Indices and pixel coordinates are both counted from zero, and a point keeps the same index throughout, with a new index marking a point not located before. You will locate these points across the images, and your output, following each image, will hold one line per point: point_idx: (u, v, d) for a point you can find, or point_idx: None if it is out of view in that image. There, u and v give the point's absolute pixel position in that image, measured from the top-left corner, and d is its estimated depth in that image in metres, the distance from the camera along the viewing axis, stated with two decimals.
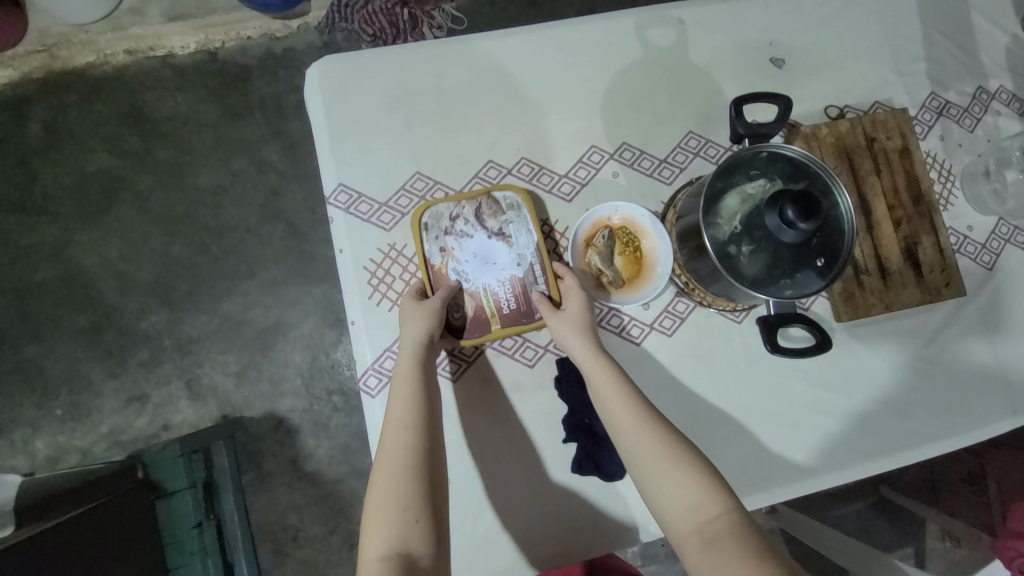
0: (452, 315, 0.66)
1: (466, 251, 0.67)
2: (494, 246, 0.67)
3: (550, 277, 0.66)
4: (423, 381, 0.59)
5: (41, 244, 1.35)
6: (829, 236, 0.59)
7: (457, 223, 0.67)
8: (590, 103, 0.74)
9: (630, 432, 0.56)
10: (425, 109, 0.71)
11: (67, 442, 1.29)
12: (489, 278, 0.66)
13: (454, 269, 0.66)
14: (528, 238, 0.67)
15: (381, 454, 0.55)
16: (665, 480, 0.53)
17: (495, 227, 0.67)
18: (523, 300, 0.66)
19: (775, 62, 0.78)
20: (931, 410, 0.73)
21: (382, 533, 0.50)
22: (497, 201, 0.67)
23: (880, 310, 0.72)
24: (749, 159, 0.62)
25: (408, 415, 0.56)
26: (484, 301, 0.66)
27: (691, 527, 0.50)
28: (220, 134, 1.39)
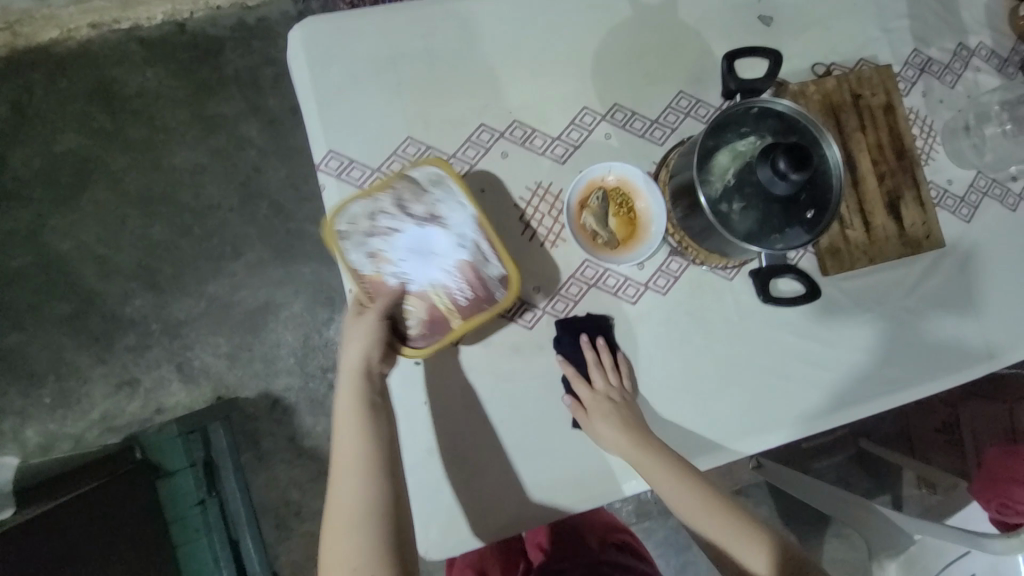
0: (401, 323, 0.65)
1: (397, 249, 0.65)
2: (429, 234, 0.65)
3: (499, 253, 0.64)
4: (368, 436, 0.59)
5: (14, 230, 1.30)
6: (819, 190, 0.60)
7: (378, 220, 0.65)
8: (581, 65, 0.73)
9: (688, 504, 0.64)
10: (413, 72, 0.70)
11: (58, 430, 1.28)
12: (434, 270, 0.65)
13: (391, 273, 0.65)
14: (462, 214, 0.65)
15: (333, 508, 0.57)
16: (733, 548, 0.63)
17: (422, 212, 0.65)
18: (477, 285, 0.65)
19: (764, 20, 0.77)
20: (911, 357, 0.76)
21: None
22: (417, 183, 0.65)
23: (864, 264, 0.74)
24: (739, 115, 0.62)
25: (357, 478, 0.58)
26: (438, 301, 0.65)
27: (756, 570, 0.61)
28: (196, 110, 1.34)
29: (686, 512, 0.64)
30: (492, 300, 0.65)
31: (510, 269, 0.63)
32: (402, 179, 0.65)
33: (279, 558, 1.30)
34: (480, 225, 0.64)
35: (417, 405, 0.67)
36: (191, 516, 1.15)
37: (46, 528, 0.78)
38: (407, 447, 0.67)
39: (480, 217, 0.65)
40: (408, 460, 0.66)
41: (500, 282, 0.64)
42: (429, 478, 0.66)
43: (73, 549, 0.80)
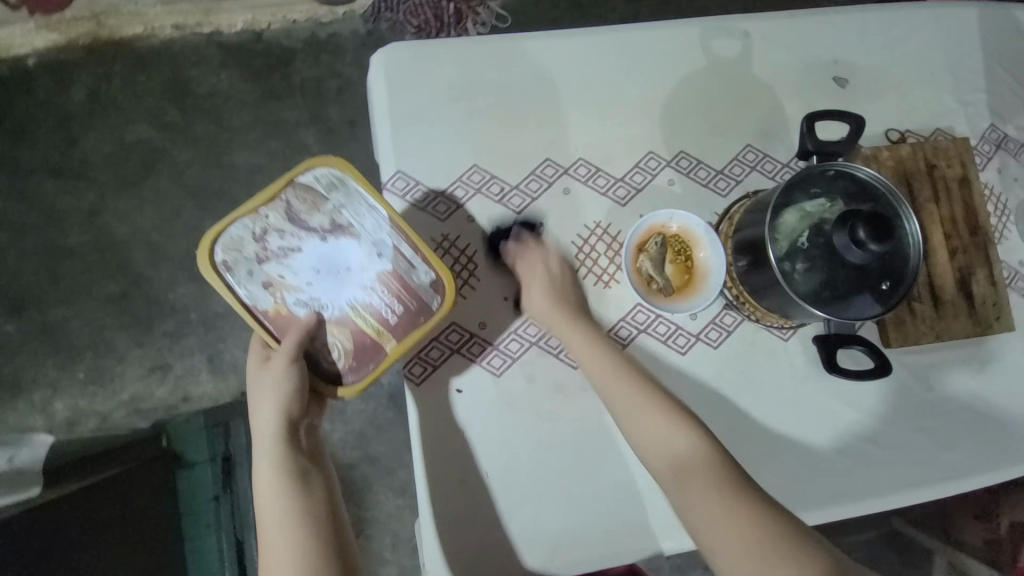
0: (318, 358, 0.60)
1: (299, 270, 0.60)
2: (336, 247, 0.61)
3: (425, 255, 0.61)
4: (299, 513, 0.53)
5: (77, 209, 1.36)
6: (893, 259, 0.58)
7: (269, 241, 0.60)
8: (651, 109, 0.73)
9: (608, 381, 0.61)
10: (485, 102, 0.71)
11: (87, 406, 1.31)
12: (350, 286, 0.61)
13: (297, 301, 0.60)
14: (372, 217, 0.61)
15: None
16: (652, 431, 0.58)
17: (323, 223, 0.61)
18: (407, 298, 0.61)
19: (839, 81, 0.77)
20: (976, 440, 0.72)
21: None
22: (308, 188, 0.61)
23: (929, 339, 0.71)
24: (812, 176, 0.61)
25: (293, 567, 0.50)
26: (362, 323, 0.60)
27: (666, 459, 0.57)
28: (260, 114, 1.40)
29: (626, 412, 0.60)
30: (429, 311, 0.61)
31: (440, 271, 0.60)
32: (290, 188, 0.61)
33: None
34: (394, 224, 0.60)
35: (457, 432, 0.66)
36: (205, 511, 1.12)
37: (55, 523, 0.76)
38: (439, 475, 0.65)
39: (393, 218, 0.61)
40: (438, 489, 0.65)
41: (432, 288, 0.61)
42: (458, 510, 0.64)
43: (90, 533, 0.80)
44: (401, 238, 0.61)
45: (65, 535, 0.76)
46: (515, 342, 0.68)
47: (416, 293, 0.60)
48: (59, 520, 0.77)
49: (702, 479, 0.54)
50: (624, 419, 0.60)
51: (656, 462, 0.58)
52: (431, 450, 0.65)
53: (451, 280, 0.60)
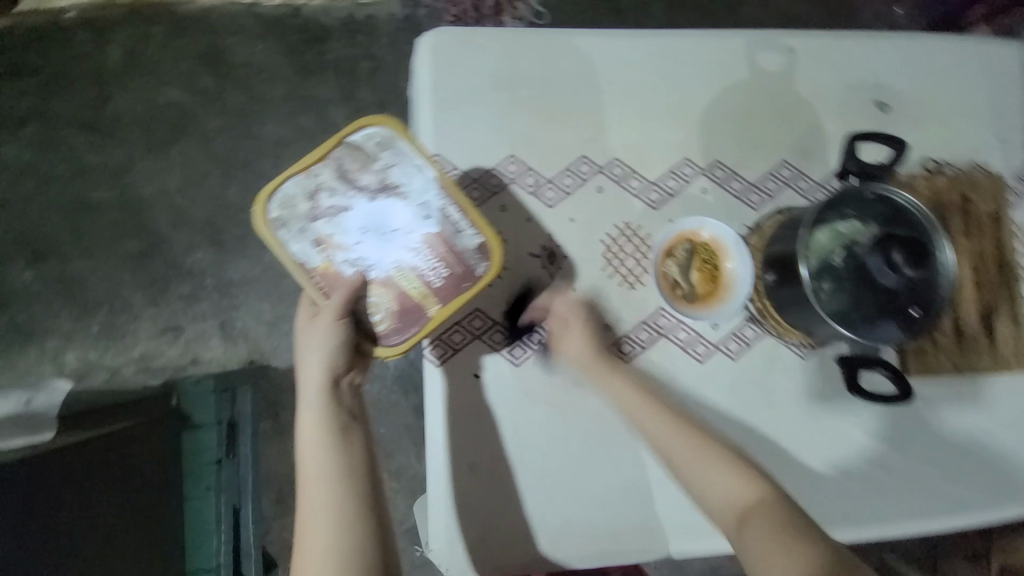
0: (362, 317, 0.61)
1: (348, 230, 0.62)
2: (384, 206, 0.62)
3: (474, 220, 0.61)
4: (337, 461, 0.54)
5: (105, 165, 1.38)
6: (925, 288, 0.58)
7: (320, 199, 0.62)
8: (690, 116, 0.74)
9: (650, 424, 0.60)
10: (527, 94, 0.72)
11: (98, 360, 1.32)
12: (397, 248, 0.62)
13: (345, 260, 0.61)
14: (420, 178, 0.62)
15: (303, 540, 0.51)
16: (706, 476, 0.56)
17: (372, 182, 0.62)
18: (453, 263, 0.62)
19: (880, 106, 0.77)
20: (983, 477, 0.72)
21: None
22: (358, 147, 0.62)
23: (949, 370, 0.72)
24: (849, 197, 0.61)
25: (327, 509, 0.51)
26: (408, 286, 0.61)
27: (727, 504, 0.54)
28: (291, 88, 1.41)
29: (677, 457, 0.58)
30: (473, 276, 0.61)
31: (487, 236, 0.61)
32: (341, 147, 0.62)
33: (272, 532, 1.32)
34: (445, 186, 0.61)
35: (472, 419, 0.67)
36: (206, 473, 1.14)
37: (66, 466, 0.77)
38: (449, 458, 0.65)
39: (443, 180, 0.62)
40: (447, 472, 0.65)
41: (478, 253, 0.61)
42: (464, 494, 0.65)
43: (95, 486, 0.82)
44: (448, 200, 0.62)
45: (72, 483, 0.77)
46: (536, 333, 0.69)
47: (461, 257, 0.61)
48: (71, 465, 0.78)
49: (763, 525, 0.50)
50: (681, 466, 0.58)
51: (720, 512, 0.54)
52: (444, 431, 0.66)
53: (498, 245, 0.61)
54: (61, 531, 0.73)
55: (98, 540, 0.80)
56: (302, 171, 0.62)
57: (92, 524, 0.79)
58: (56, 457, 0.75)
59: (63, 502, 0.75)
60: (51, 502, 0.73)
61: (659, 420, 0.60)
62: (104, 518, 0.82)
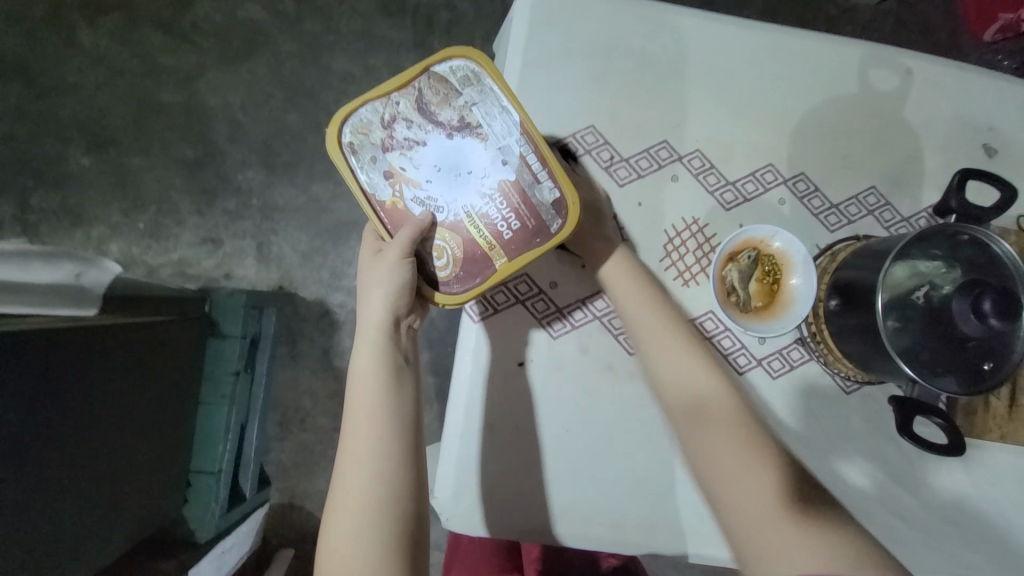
0: (425, 260, 0.62)
1: (422, 166, 0.61)
2: (462, 145, 0.62)
3: (552, 174, 0.61)
4: (386, 397, 0.57)
5: (176, 68, 1.39)
6: (1000, 341, 0.55)
7: (397, 129, 0.62)
8: (782, 122, 0.70)
9: (633, 306, 0.62)
10: (620, 66, 0.69)
11: (138, 256, 1.36)
12: (469, 192, 0.61)
13: (414, 199, 0.61)
14: (502, 121, 0.61)
15: (347, 445, 0.55)
16: (670, 363, 0.58)
17: (451, 118, 0.62)
18: (526, 215, 0.61)
19: (987, 150, 0.71)
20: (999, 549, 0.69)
21: (348, 525, 0.52)
22: (442, 79, 0.62)
23: (993, 437, 0.69)
24: (937, 236, 0.57)
25: (376, 419, 0.56)
26: (476, 234, 0.61)
27: (683, 389, 0.57)
28: (368, 26, 1.40)
29: (650, 339, 0.60)
30: (545, 232, 0.61)
31: (564, 192, 0.60)
32: (424, 76, 0.62)
33: (270, 452, 1.36)
34: (527, 134, 0.60)
35: (500, 382, 0.67)
36: (223, 382, 1.16)
37: (96, 342, 0.79)
38: (469, 415, 0.66)
39: (525, 127, 0.61)
40: (464, 427, 0.66)
41: (553, 208, 0.61)
42: (478, 452, 0.66)
43: (113, 372, 0.83)
44: (529, 147, 0.61)
45: (93, 365, 0.78)
46: (579, 310, 0.69)
47: (536, 210, 0.60)
48: (102, 349, 0.80)
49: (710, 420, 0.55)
50: (650, 353, 0.59)
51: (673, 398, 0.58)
52: (472, 387, 0.66)
53: (575, 202, 0.59)
54: (73, 404, 0.75)
55: (108, 423, 0.82)
56: (380, 97, 0.62)
57: (105, 406, 0.81)
58: (89, 334, 0.77)
59: (80, 381, 0.76)
60: (71, 374, 0.75)
61: (649, 316, 0.61)
62: (120, 403, 0.85)
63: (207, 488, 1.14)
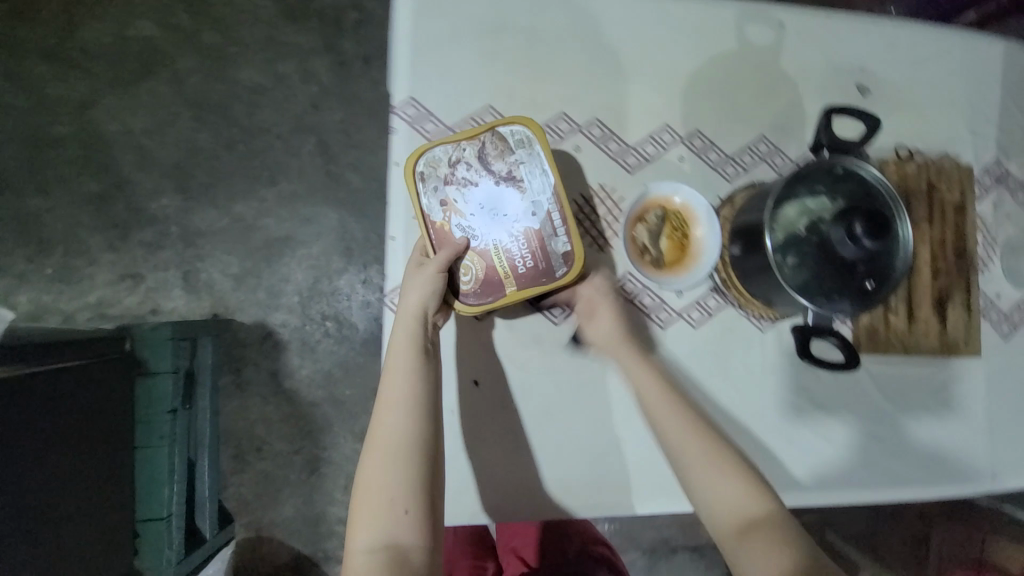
0: (456, 277, 0.62)
1: (470, 202, 0.62)
2: (503, 194, 0.62)
3: (570, 231, 0.61)
4: (420, 361, 0.57)
5: (67, 98, 1.29)
6: (880, 261, 0.60)
7: (458, 168, 0.62)
8: (673, 82, 0.72)
9: (672, 423, 0.61)
10: (510, 43, 0.69)
11: (51, 303, 1.26)
12: (499, 230, 0.62)
13: (457, 226, 0.62)
14: (544, 181, 0.61)
15: (385, 392, 0.55)
16: (710, 486, 0.58)
17: (503, 170, 0.62)
18: (540, 257, 0.62)
19: (861, 89, 0.77)
20: (920, 458, 0.76)
21: (381, 469, 0.52)
22: (503, 138, 0.62)
23: (897, 351, 0.74)
24: (819, 172, 0.61)
25: (412, 377, 0.56)
26: (497, 263, 0.62)
27: (728, 513, 0.56)
28: (273, 33, 1.35)
29: (690, 463, 0.59)
30: (551, 275, 0.61)
31: (576, 248, 0.61)
32: (492, 131, 0.62)
33: (229, 487, 1.30)
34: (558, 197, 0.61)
35: None
36: (159, 422, 1.08)
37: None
38: None
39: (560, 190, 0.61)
40: None
41: (563, 258, 0.61)
42: None
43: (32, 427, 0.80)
44: (556, 206, 0.62)
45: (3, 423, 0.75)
46: None
47: (546, 253, 0.61)
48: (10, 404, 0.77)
49: (758, 534, 0.54)
50: (690, 475, 0.59)
51: (718, 517, 0.57)
52: None
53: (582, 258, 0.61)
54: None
55: (18, 480, 0.78)
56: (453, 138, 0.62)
57: (13, 464, 0.77)
58: None
59: None
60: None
61: (678, 426, 0.61)
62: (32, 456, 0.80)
63: (158, 535, 1.06)
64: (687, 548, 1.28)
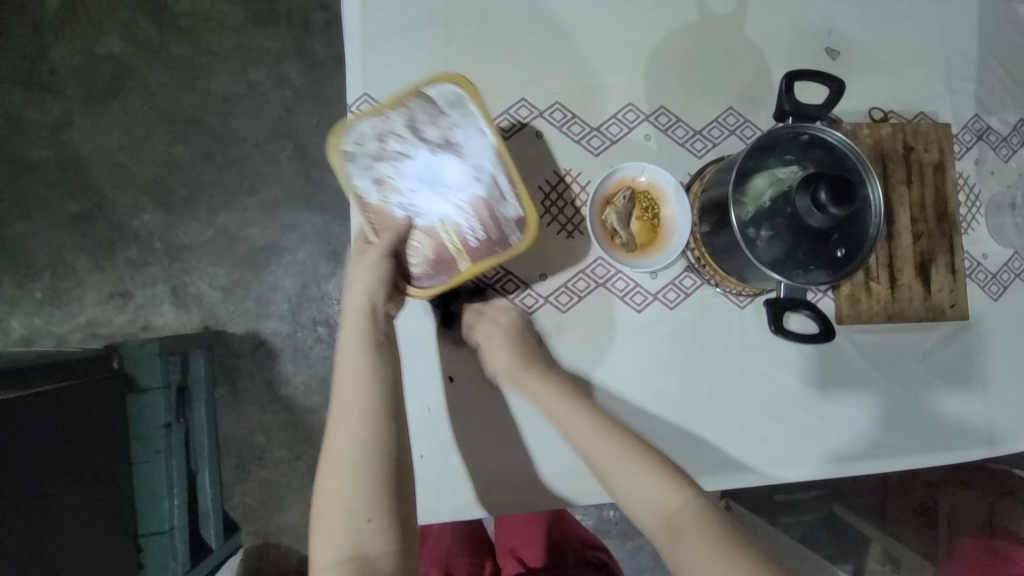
0: (405, 258, 0.62)
1: (407, 177, 0.62)
2: (442, 163, 0.62)
3: (520, 192, 0.57)
4: (372, 361, 0.56)
5: (40, 121, 1.29)
6: (852, 229, 0.58)
7: (388, 142, 0.60)
8: (635, 59, 0.71)
9: (581, 434, 0.59)
10: (464, 32, 0.68)
11: (43, 327, 1.27)
12: (445, 203, 0.62)
13: (398, 203, 0.62)
14: (481, 143, 0.59)
15: (337, 398, 0.55)
16: (632, 489, 0.55)
17: (437, 137, 0.61)
18: (489, 225, 0.62)
19: (830, 52, 0.74)
20: (934, 427, 0.75)
21: (340, 478, 0.51)
22: (432, 103, 0.58)
23: (882, 319, 0.73)
24: (787, 141, 0.59)
25: (362, 378, 0.55)
26: (446, 238, 0.62)
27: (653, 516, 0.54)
28: (242, 40, 1.33)
29: (608, 467, 0.57)
30: (505, 243, 0.61)
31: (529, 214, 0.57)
32: (417, 95, 0.58)
33: (233, 497, 1.31)
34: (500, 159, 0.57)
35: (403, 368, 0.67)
36: (154, 437, 1.08)
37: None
38: None
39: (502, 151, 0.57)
40: None
41: (515, 224, 0.59)
42: None
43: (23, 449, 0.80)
44: (499, 167, 0.58)
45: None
46: (471, 283, 0.70)
47: (498, 223, 0.60)
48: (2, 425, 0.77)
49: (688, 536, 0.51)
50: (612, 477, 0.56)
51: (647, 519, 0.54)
52: None
53: (536, 220, 0.57)
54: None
55: (16, 507, 0.78)
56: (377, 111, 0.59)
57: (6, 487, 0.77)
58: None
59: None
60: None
61: (585, 433, 0.59)
62: (29, 482, 0.80)
63: (162, 549, 1.07)
64: None
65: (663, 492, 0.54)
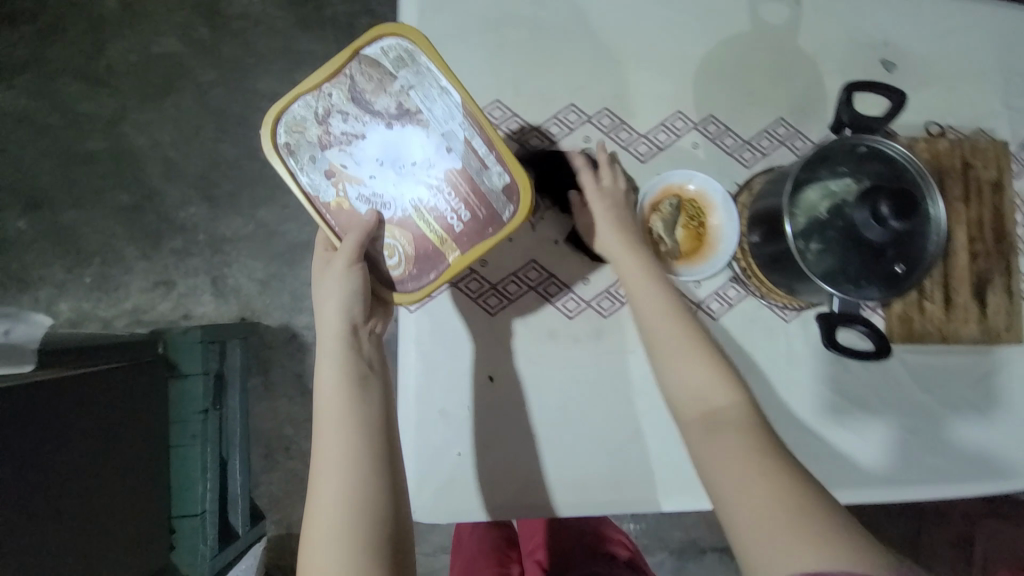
0: (376, 259, 0.61)
1: (361, 160, 0.59)
2: (401, 134, 0.58)
3: (501, 152, 0.56)
4: (355, 406, 0.55)
5: (98, 115, 1.36)
6: (911, 243, 0.57)
7: (333, 122, 0.59)
8: (684, 68, 0.71)
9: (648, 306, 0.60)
10: (516, 37, 0.69)
11: (90, 310, 1.33)
12: (414, 183, 0.59)
13: (357, 196, 0.59)
14: (440, 103, 0.57)
15: (319, 454, 0.53)
16: (682, 372, 0.57)
17: (388, 106, 0.58)
18: (474, 203, 0.58)
19: (885, 64, 0.73)
20: (967, 457, 0.72)
21: (318, 547, 0.49)
22: (373, 62, 0.57)
23: (935, 340, 0.70)
24: (842, 153, 0.58)
25: (343, 428, 0.54)
26: (425, 228, 0.59)
27: (693, 403, 0.56)
28: (288, 43, 1.38)
29: (663, 347, 0.59)
30: (497, 220, 0.58)
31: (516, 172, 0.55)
32: (356, 61, 0.58)
33: (260, 485, 1.34)
34: (472, 121, 0.55)
35: (445, 365, 0.69)
36: (191, 422, 1.12)
37: (24, 404, 0.76)
38: (422, 402, 0.68)
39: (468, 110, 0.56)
40: (421, 416, 0.68)
41: (505, 195, 0.57)
42: (441, 438, 0.68)
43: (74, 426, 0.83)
44: (473, 131, 0.56)
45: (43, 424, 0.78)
46: (514, 285, 0.70)
47: (486, 199, 0.57)
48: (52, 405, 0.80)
49: (725, 428, 0.53)
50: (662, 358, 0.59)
51: (687, 408, 0.56)
52: (417, 376, 0.68)
53: (525, 186, 0.55)
54: (25, 475, 0.75)
55: (69, 483, 0.81)
56: (313, 91, 0.59)
57: (58, 463, 0.80)
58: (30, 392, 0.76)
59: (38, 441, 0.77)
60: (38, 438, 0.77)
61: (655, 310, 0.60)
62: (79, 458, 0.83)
63: (194, 530, 1.09)
64: (716, 548, 1.25)
65: (706, 389, 0.56)
